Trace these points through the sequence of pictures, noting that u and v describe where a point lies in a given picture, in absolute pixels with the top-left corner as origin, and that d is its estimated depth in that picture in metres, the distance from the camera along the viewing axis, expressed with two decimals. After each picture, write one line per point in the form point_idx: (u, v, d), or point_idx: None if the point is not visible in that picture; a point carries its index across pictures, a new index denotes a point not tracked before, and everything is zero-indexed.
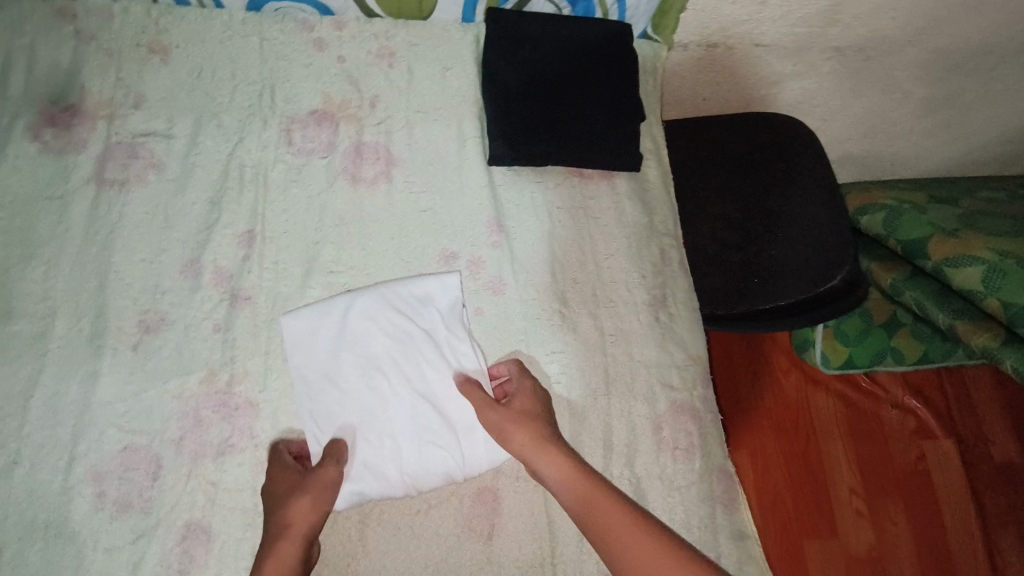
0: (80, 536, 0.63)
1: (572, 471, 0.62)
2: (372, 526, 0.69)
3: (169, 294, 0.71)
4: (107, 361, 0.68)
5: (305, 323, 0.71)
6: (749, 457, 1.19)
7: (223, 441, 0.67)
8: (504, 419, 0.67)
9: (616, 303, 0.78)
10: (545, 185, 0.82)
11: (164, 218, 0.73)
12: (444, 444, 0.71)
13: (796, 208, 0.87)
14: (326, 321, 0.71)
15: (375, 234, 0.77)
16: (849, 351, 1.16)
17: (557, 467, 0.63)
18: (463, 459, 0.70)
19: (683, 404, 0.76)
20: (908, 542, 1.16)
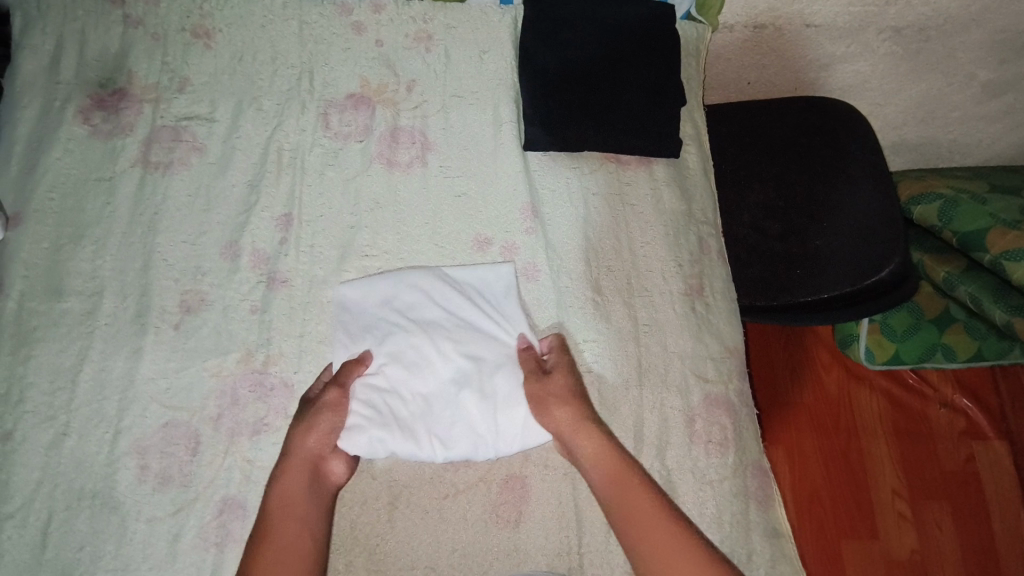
0: (124, 506, 0.65)
1: (629, 485, 0.63)
2: (400, 509, 0.69)
3: (209, 276, 0.72)
4: (151, 339, 0.70)
5: (359, 295, 0.73)
6: (786, 452, 1.16)
7: (259, 420, 0.69)
8: (565, 423, 0.67)
9: (651, 292, 0.77)
10: (580, 171, 0.80)
11: (205, 201, 0.75)
12: (482, 433, 0.69)
13: (846, 198, 0.84)
14: (378, 296, 0.73)
15: (409, 218, 0.77)
16: (896, 348, 1.11)
17: (614, 477, 0.63)
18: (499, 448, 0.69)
19: (717, 397, 0.74)
20: (954, 547, 1.12)
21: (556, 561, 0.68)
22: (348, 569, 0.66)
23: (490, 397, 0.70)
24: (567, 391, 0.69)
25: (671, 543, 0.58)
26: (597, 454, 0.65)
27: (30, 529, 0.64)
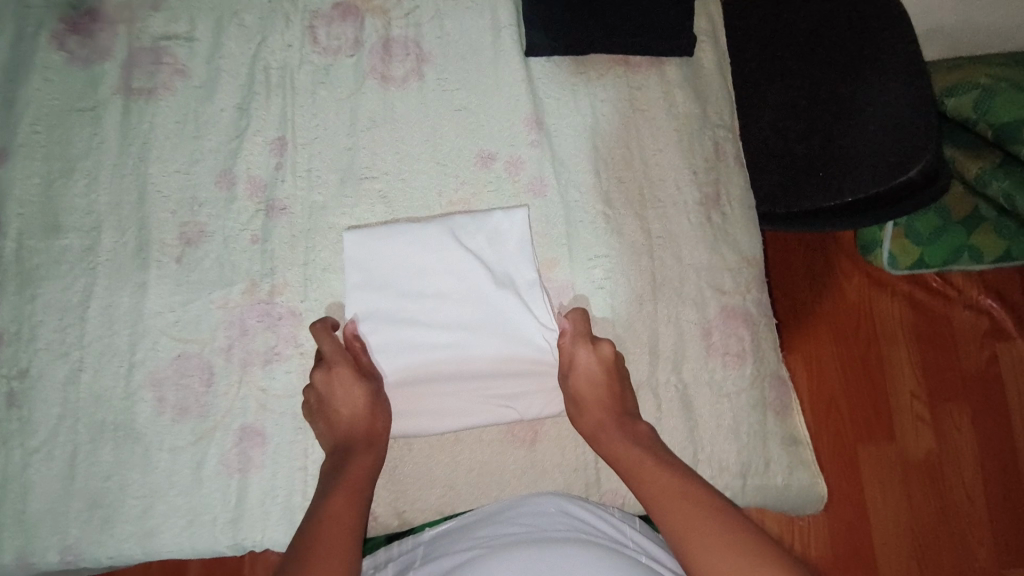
0: (146, 437, 0.66)
1: (658, 477, 0.57)
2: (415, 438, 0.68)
3: (206, 206, 0.70)
4: (154, 273, 0.69)
5: (368, 248, 0.69)
6: (804, 362, 1.15)
7: (269, 349, 0.68)
8: (592, 418, 0.63)
9: (664, 203, 0.73)
10: (587, 77, 0.75)
11: (193, 127, 0.71)
12: (508, 383, 0.68)
13: (874, 91, 0.77)
14: (388, 249, 0.69)
15: (408, 136, 0.73)
16: (921, 251, 1.07)
17: (632, 462, 0.59)
18: (525, 402, 0.68)
19: (735, 309, 0.71)
20: (972, 445, 1.12)
21: (574, 476, 0.68)
22: None
23: (513, 357, 0.68)
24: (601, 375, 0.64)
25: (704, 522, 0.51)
26: (626, 454, 0.60)
27: (59, 462, 0.66)
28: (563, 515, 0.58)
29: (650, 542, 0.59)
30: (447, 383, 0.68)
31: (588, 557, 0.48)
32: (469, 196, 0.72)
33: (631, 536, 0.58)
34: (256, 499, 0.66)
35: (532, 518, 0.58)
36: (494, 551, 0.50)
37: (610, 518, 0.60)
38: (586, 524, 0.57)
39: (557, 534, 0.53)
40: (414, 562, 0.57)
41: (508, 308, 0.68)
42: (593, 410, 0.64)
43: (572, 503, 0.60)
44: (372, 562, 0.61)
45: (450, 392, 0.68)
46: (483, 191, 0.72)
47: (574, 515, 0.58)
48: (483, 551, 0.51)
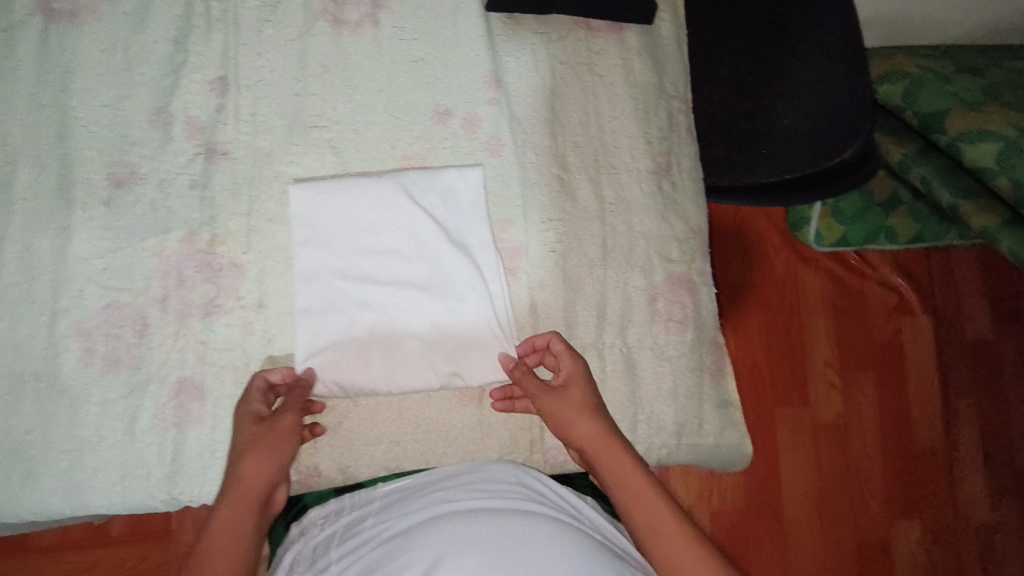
0: (72, 389, 0.63)
1: (629, 470, 0.58)
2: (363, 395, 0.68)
3: (138, 145, 0.65)
4: (79, 214, 0.64)
5: (317, 200, 0.67)
6: (733, 330, 1.21)
7: (209, 301, 0.65)
8: (560, 410, 0.63)
9: (618, 170, 0.74)
10: (547, 37, 0.74)
11: (123, 57, 0.66)
12: (455, 347, 0.68)
13: (818, 74, 0.79)
14: (338, 202, 0.67)
15: (361, 85, 0.70)
16: (844, 230, 1.15)
17: (596, 444, 0.60)
18: (470, 364, 0.68)
19: (679, 276, 0.74)
20: (874, 410, 1.23)
21: (520, 434, 0.70)
22: (316, 448, 0.67)
23: (461, 319, 0.68)
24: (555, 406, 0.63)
25: (667, 520, 0.54)
26: (591, 437, 0.61)
27: None
28: (521, 485, 0.59)
29: (600, 519, 0.60)
30: (392, 343, 0.67)
31: (544, 531, 0.49)
32: (423, 152, 0.70)
33: (584, 514, 0.60)
34: (194, 454, 0.64)
35: (490, 484, 0.59)
36: (452, 517, 0.51)
37: (565, 493, 0.61)
38: (544, 496, 0.59)
39: (516, 503, 0.54)
40: (368, 516, 0.59)
41: (459, 270, 0.68)
42: (562, 410, 0.63)
43: (529, 474, 0.61)
44: (323, 512, 0.63)
45: (391, 353, 0.67)
46: (438, 147, 0.71)
47: (535, 488, 0.60)
48: (443, 514, 0.52)
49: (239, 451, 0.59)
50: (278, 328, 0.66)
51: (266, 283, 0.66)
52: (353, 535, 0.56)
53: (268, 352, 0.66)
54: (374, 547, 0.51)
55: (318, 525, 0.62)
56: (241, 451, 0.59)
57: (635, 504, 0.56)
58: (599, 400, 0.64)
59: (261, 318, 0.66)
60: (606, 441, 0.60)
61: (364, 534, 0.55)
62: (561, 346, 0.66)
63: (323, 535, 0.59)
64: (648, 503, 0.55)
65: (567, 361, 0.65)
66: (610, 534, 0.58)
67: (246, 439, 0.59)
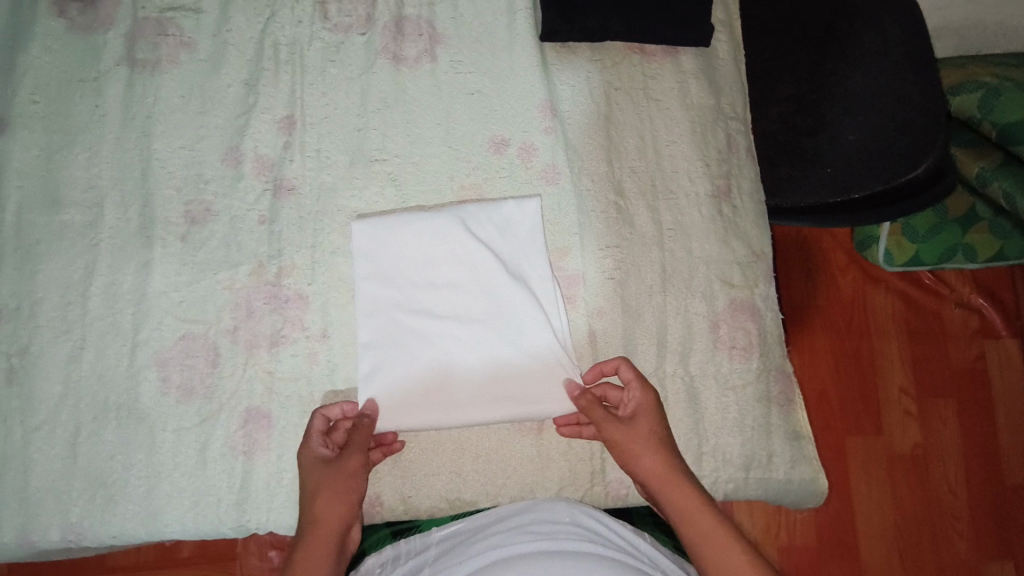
0: (150, 417, 0.66)
1: (695, 505, 0.57)
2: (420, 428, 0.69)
3: (212, 184, 0.69)
4: (158, 250, 0.67)
5: (378, 236, 0.68)
6: (799, 353, 1.16)
7: (276, 332, 0.67)
8: (622, 438, 0.62)
9: (677, 195, 0.73)
10: (602, 64, 0.75)
11: (199, 102, 0.70)
12: (514, 381, 0.67)
13: (885, 86, 0.78)
14: (398, 236, 0.69)
15: (421, 119, 0.72)
16: (916, 247, 1.07)
17: (660, 477, 0.59)
18: (529, 398, 0.67)
19: (743, 302, 0.72)
20: (957, 441, 1.15)
21: (580, 466, 0.69)
22: (376, 476, 0.67)
23: (520, 348, 0.67)
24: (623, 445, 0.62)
25: (737, 557, 0.52)
26: (656, 472, 0.60)
27: (60, 440, 0.65)
28: (575, 525, 0.59)
29: (660, 555, 0.59)
30: (451, 374, 0.67)
31: (607, 570, 0.48)
32: (480, 182, 0.71)
33: (642, 551, 0.58)
34: (261, 482, 0.65)
35: (546, 526, 0.58)
36: (512, 560, 0.51)
37: (627, 535, 0.60)
38: (599, 535, 0.58)
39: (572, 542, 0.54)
40: (426, 564, 0.59)
41: (517, 301, 0.68)
42: (628, 440, 0.61)
43: (586, 515, 0.61)
44: (379, 559, 0.63)
45: (449, 386, 0.67)
46: (495, 177, 0.72)
47: (588, 527, 0.59)
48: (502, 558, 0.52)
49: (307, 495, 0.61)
50: (341, 358, 0.67)
51: (329, 313, 0.68)
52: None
53: (332, 381, 0.67)
54: None
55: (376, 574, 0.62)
56: (311, 494, 0.60)
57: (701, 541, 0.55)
58: (666, 433, 0.63)
59: (325, 347, 0.67)
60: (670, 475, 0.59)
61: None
62: (631, 374, 0.64)
63: None
64: (713, 540, 0.54)
65: (640, 392, 0.63)
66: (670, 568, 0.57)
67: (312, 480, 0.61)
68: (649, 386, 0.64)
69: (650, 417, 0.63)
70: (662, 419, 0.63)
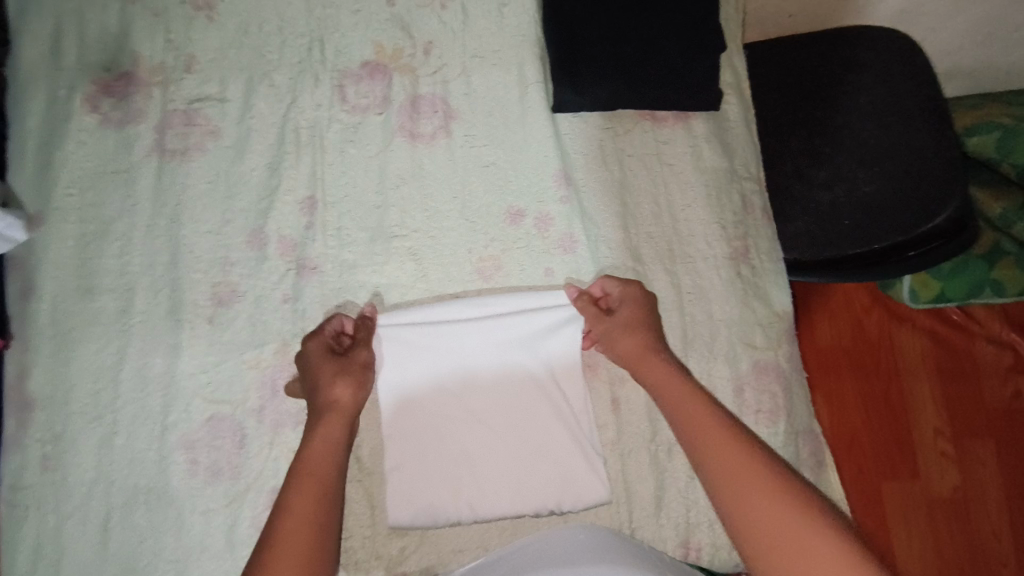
0: (179, 500, 0.66)
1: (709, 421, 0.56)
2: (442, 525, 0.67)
3: (237, 266, 0.71)
4: (186, 333, 0.69)
5: (394, 327, 0.68)
6: (825, 397, 1.14)
7: (301, 410, 0.68)
8: (656, 388, 0.61)
9: (694, 258, 0.73)
10: (614, 132, 0.76)
11: (226, 187, 0.72)
12: (537, 462, 0.67)
13: (897, 138, 0.78)
14: (417, 326, 0.69)
15: (438, 194, 0.73)
16: (942, 285, 1.04)
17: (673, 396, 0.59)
18: (554, 479, 0.67)
19: (766, 364, 0.71)
20: (998, 483, 1.11)
21: None
22: (403, 554, 0.67)
23: (539, 434, 0.68)
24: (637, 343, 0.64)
25: (756, 485, 0.50)
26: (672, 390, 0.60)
27: (92, 526, 0.66)
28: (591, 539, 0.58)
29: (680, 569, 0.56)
30: (474, 448, 0.67)
31: None
32: (498, 253, 0.72)
33: (660, 561, 0.56)
34: None
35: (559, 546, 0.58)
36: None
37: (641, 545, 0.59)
38: (613, 551, 0.56)
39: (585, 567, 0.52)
40: None
41: (537, 382, 0.69)
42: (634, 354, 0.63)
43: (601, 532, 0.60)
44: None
45: (472, 459, 0.67)
46: (513, 248, 0.72)
47: (602, 543, 0.57)
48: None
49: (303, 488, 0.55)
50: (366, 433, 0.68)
51: None
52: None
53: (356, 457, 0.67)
54: None
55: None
56: (325, 376, 0.62)
57: (738, 500, 0.50)
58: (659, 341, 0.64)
59: None
60: (717, 433, 0.55)
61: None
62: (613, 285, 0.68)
63: None
64: (746, 484, 0.51)
65: (621, 291, 0.67)
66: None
67: (323, 441, 0.59)
68: (627, 282, 0.68)
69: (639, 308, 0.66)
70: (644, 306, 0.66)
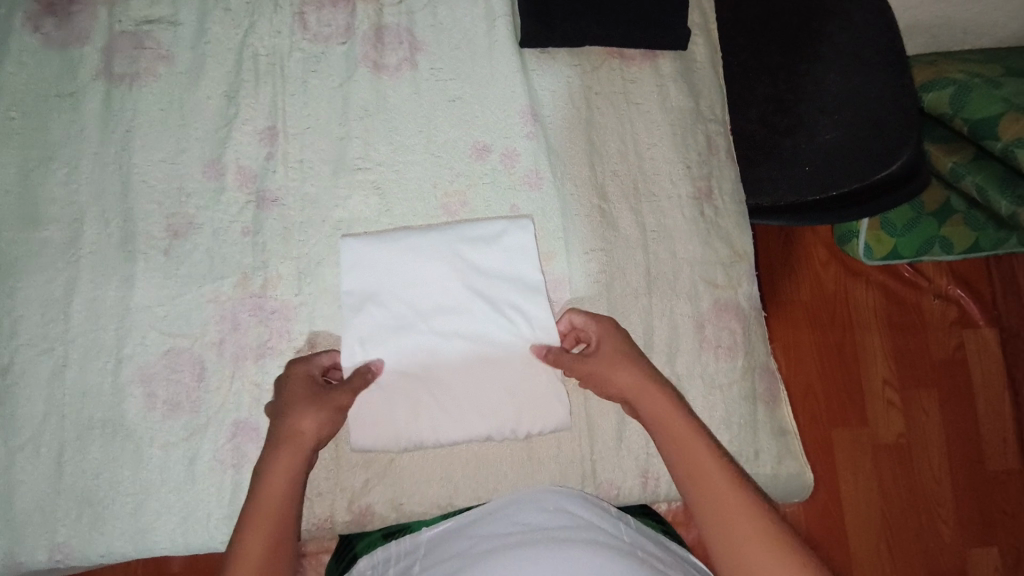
0: (136, 434, 0.65)
1: (705, 462, 0.54)
2: (403, 457, 0.68)
3: (194, 196, 0.68)
4: (140, 265, 0.67)
5: (368, 254, 0.68)
6: (783, 348, 1.17)
7: (263, 343, 0.67)
8: (649, 416, 0.59)
9: (659, 197, 0.74)
10: (582, 69, 0.75)
11: (180, 114, 0.69)
12: (499, 398, 0.67)
13: (858, 85, 0.78)
14: (392, 258, 0.68)
15: (403, 128, 0.72)
16: (895, 242, 1.08)
17: (668, 423, 0.58)
18: (515, 415, 0.67)
19: (727, 302, 0.73)
20: (938, 430, 1.17)
21: (570, 468, 0.69)
22: (366, 487, 0.67)
23: (499, 369, 0.67)
24: (629, 361, 0.62)
25: (746, 524, 0.49)
26: (668, 422, 0.58)
27: (45, 460, 0.64)
28: (559, 510, 0.55)
29: (644, 540, 0.55)
30: (434, 386, 0.67)
31: (594, 552, 0.46)
32: (464, 189, 0.72)
33: (626, 534, 0.54)
34: None
35: (527, 514, 0.55)
36: (508, 568, 0.44)
37: (606, 515, 0.56)
38: (586, 521, 0.54)
39: (574, 536, 0.49)
40: (414, 561, 0.55)
41: (498, 321, 0.68)
42: (625, 381, 0.61)
43: (570, 501, 0.57)
44: (371, 561, 0.58)
45: (431, 396, 0.67)
46: (479, 183, 0.72)
47: (577, 516, 0.55)
48: (494, 558, 0.47)
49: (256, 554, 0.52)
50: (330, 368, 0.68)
51: (316, 324, 0.68)
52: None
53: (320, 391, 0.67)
54: None
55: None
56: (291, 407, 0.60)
57: None
58: (640, 361, 0.63)
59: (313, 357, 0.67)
60: (711, 473, 0.53)
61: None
62: (582, 320, 0.67)
63: None
64: (737, 524, 0.50)
65: (595, 327, 0.66)
66: (660, 554, 0.53)
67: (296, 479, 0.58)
68: (598, 317, 0.67)
69: (612, 341, 0.64)
70: (626, 341, 0.64)
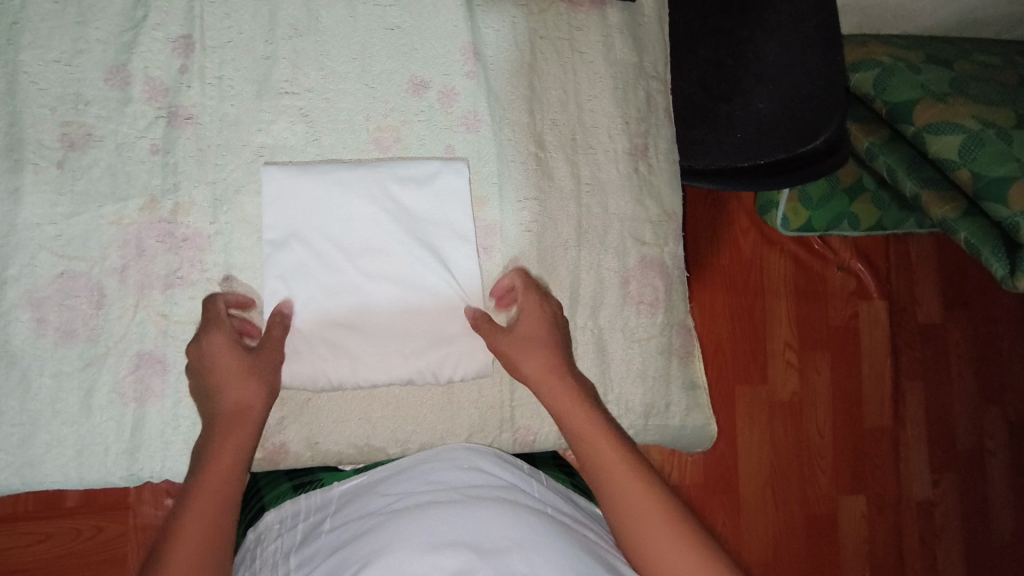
0: (23, 360, 0.60)
1: (610, 451, 0.55)
2: (321, 397, 0.66)
3: (94, 106, 0.62)
4: (30, 177, 0.61)
5: (292, 185, 0.64)
6: (699, 308, 1.23)
7: (171, 273, 0.63)
8: (560, 407, 0.60)
9: (596, 150, 0.73)
10: (528, 10, 0.72)
11: (78, 10, 0.62)
12: (423, 346, 0.66)
13: (791, 58, 0.76)
14: (318, 191, 0.65)
15: (334, 52, 0.67)
16: (809, 215, 1.13)
17: (576, 416, 0.59)
18: (438, 364, 0.67)
19: (652, 260, 0.74)
20: (827, 389, 1.27)
21: (489, 413, 0.70)
22: (280, 425, 0.66)
23: (426, 316, 0.67)
24: (547, 347, 0.64)
25: (647, 500, 0.51)
26: (579, 416, 0.59)
27: None
28: (472, 467, 0.56)
29: (553, 496, 0.57)
30: (357, 330, 0.65)
31: (504, 510, 0.47)
32: (397, 124, 0.68)
33: (536, 491, 0.56)
34: (155, 429, 0.62)
35: (440, 471, 0.55)
36: (419, 526, 0.44)
37: (516, 475, 0.57)
38: (497, 479, 0.55)
39: (487, 493, 0.50)
40: (326, 518, 0.54)
41: (427, 266, 0.67)
42: (536, 373, 0.62)
43: (484, 459, 0.58)
44: (278, 516, 0.58)
45: (355, 339, 0.65)
46: (414, 120, 0.69)
47: (489, 472, 0.56)
48: (405, 515, 0.47)
49: (185, 543, 0.47)
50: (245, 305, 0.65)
51: (232, 256, 0.64)
52: (311, 541, 0.51)
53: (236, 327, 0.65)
54: (328, 559, 0.46)
55: (274, 531, 0.56)
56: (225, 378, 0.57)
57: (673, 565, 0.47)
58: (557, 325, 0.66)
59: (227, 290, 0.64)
60: (617, 460, 0.55)
61: (322, 539, 0.50)
62: (512, 283, 0.69)
63: (286, 543, 0.53)
64: (638, 504, 0.51)
65: (523, 297, 0.67)
66: (568, 510, 0.55)
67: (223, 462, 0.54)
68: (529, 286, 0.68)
69: (540, 316, 0.66)
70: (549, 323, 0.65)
